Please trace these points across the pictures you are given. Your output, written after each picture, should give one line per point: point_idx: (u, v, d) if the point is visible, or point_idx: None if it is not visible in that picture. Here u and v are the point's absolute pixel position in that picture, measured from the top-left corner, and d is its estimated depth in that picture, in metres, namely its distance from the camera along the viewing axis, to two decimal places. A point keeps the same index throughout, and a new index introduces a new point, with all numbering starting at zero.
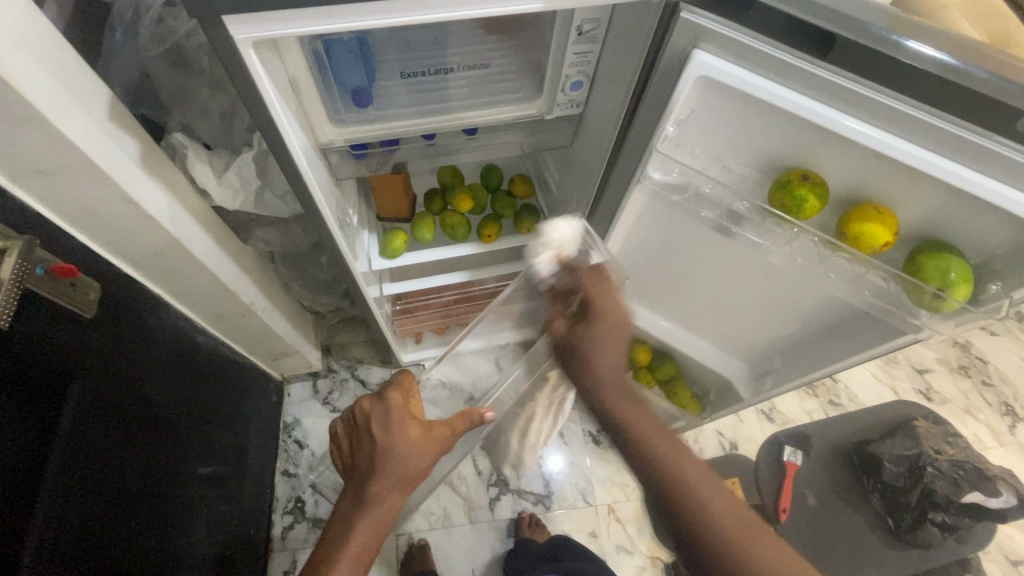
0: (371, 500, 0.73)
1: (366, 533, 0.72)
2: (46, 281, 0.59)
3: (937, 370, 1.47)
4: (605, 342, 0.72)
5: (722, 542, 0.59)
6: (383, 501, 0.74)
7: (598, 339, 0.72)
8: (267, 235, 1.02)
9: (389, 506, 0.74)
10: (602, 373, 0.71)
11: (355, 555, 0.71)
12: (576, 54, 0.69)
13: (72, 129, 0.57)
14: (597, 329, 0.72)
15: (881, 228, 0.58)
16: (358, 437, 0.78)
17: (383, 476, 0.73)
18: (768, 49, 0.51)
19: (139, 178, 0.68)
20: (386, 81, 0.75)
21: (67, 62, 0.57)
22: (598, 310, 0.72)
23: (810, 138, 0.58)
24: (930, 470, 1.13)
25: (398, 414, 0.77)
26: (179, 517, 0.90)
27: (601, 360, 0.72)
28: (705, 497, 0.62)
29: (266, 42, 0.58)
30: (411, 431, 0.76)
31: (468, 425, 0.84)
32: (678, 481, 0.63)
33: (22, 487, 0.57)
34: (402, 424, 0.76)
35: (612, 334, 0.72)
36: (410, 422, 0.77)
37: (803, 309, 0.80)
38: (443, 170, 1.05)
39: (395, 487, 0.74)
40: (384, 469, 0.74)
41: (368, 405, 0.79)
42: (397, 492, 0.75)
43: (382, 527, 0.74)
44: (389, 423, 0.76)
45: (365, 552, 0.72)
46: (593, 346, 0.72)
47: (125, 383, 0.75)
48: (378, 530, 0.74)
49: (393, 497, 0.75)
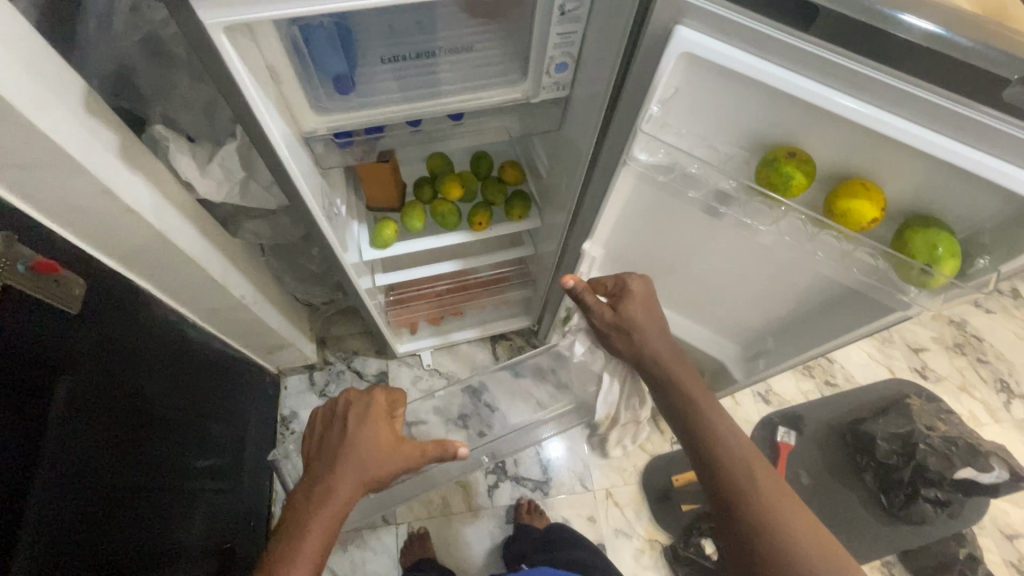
0: (333, 489, 0.73)
1: (324, 525, 0.70)
2: (27, 277, 0.58)
3: (933, 349, 1.47)
4: (648, 327, 0.84)
5: (743, 485, 0.70)
6: (345, 493, 0.73)
7: (639, 320, 0.83)
8: (256, 227, 1.01)
9: (348, 502, 0.74)
10: (650, 344, 0.83)
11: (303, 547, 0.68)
12: (560, 35, 0.67)
13: (45, 121, 0.56)
14: (646, 307, 0.84)
15: (869, 204, 0.58)
16: (331, 427, 0.81)
17: (350, 466, 0.75)
18: (752, 23, 0.50)
19: (119, 171, 0.67)
20: (368, 67, 0.74)
21: (38, 52, 0.56)
22: (636, 288, 0.85)
23: (797, 115, 0.57)
24: (923, 447, 1.15)
25: (375, 413, 0.81)
26: (177, 511, 0.91)
27: (658, 342, 0.83)
28: (739, 456, 0.72)
29: (241, 29, 0.56)
30: (383, 430, 0.80)
31: (444, 455, 0.80)
32: (716, 439, 0.75)
33: (14, 481, 0.57)
34: (376, 423, 0.80)
35: (654, 320, 0.84)
36: (385, 423, 0.81)
37: (795, 289, 0.80)
38: (433, 158, 1.03)
39: (361, 482, 0.75)
40: (354, 461, 0.75)
41: (349, 400, 0.83)
42: (360, 487, 0.75)
43: (338, 525, 0.72)
44: (364, 419, 0.80)
45: (322, 545, 0.69)
46: (643, 333, 0.83)
47: (113, 379, 0.75)
48: (330, 528, 0.71)
49: (354, 492, 0.74)
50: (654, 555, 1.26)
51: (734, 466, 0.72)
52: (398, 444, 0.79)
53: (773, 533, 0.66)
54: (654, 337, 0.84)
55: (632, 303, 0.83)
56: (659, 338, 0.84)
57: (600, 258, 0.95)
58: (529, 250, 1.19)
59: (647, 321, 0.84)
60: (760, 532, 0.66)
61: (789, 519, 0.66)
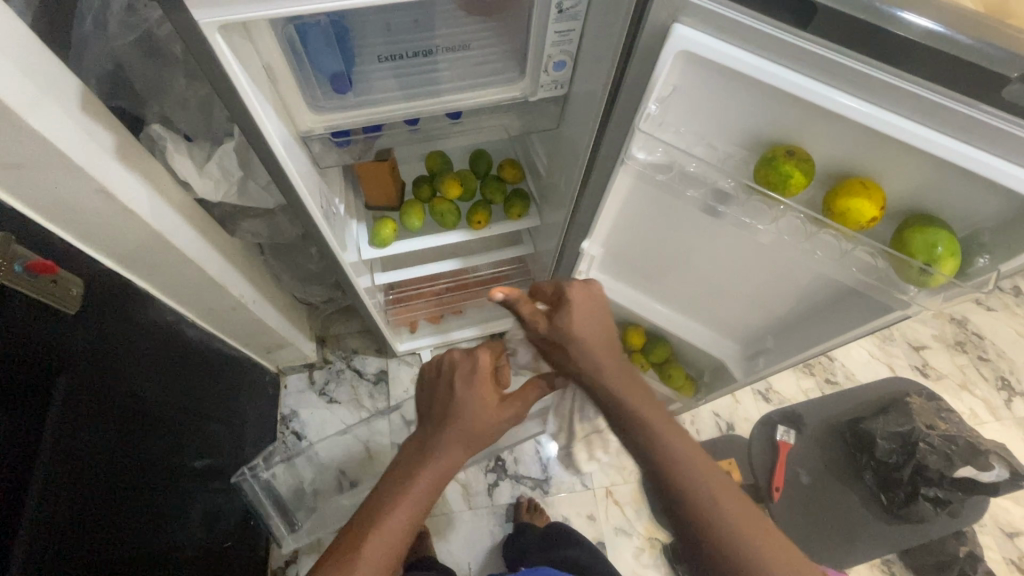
0: (438, 447, 0.72)
1: (429, 479, 0.71)
2: (26, 278, 0.58)
3: (934, 347, 1.47)
4: (594, 344, 0.72)
5: (699, 508, 0.61)
6: (451, 452, 0.72)
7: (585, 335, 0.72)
8: (254, 227, 1.01)
9: (451, 465, 0.73)
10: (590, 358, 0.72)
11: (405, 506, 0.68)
12: (558, 33, 0.67)
13: (41, 122, 0.56)
14: (588, 315, 0.73)
15: (868, 203, 0.57)
16: (437, 384, 0.78)
17: (453, 427, 0.73)
18: (750, 21, 0.49)
19: (116, 171, 0.67)
20: (367, 66, 0.73)
21: (33, 53, 0.56)
22: (575, 295, 0.73)
23: (796, 113, 0.57)
24: (923, 445, 1.12)
25: (481, 373, 0.77)
26: (175, 511, 0.91)
27: (594, 349, 0.72)
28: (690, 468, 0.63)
29: (237, 29, 0.56)
30: (487, 393, 0.76)
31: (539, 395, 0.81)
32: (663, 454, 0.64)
33: (11, 482, 0.57)
34: (481, 385, 0.76)
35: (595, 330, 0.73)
36: (488, 384, 0.77)
37: (795, 288, 0.79)
38: (431, 157, 1.03)
39: (464, 443, 0.74)
40: (461, 423, 0.73)
41: (456, 356, 0.78)
42: (466, 447, 0.74)
43: (440, 480, 0.72)
44: (473, 382, 0.76)
45: (422, 500, 0.69)
46: (580, 348, 0.72)
47: (112, 380, 0.75)
48: (434, 487, 0.71)
49: (460, 452, 0.73)
50: (654, 553, 1.26)
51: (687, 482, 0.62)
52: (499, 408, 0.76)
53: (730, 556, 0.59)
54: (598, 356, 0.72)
55: (570, 312, 0.72)
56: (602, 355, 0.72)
57: (599, 256, 0.95)
58: (528, 249, 1.19)
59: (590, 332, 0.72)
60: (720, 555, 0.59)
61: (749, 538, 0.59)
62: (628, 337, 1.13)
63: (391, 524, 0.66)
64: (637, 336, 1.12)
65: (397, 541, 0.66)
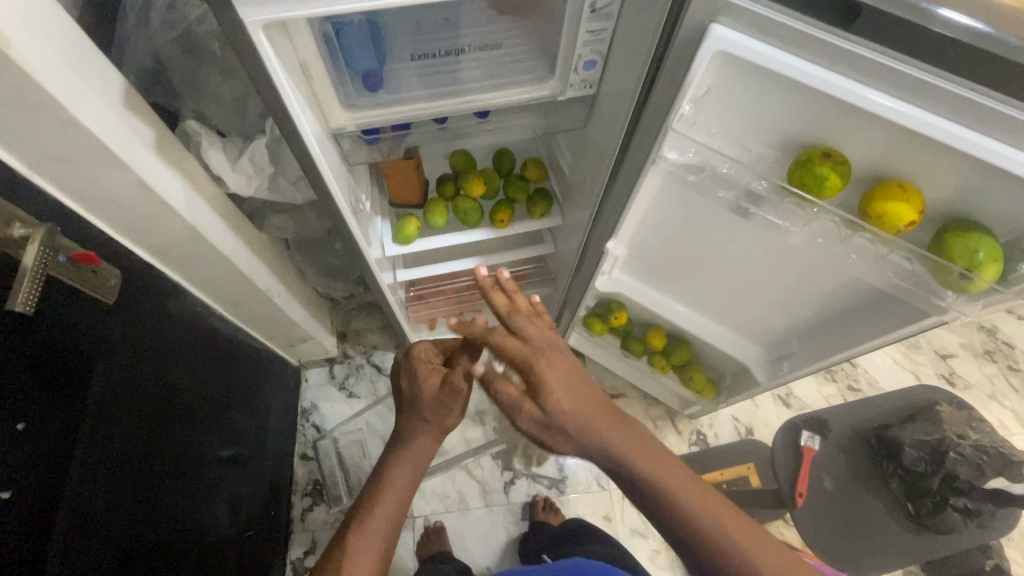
0: (406, 439, 0.77)
1: (404, 472, 0.76)
2: (67, 267, 0.60)
3: (961, 356, 1.44)
4: (577, 410, 0.65)
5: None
6: (417, 441, 0.77)
7: (566, 408, 0.65)
8: (281, 222, 1.02)
9: (417, 453, 0.77)
10: (574, 416, 0.65)
11: (392, 491, 0.74)
12: (589, 32, 0.67)
13: (89, 117, 0.57)
14: (544, 356, 0.68)
15: (907, 206, 0.56)
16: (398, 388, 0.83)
17: (414, 416, 0.78)
18: (791, 21, 0.49)
19: (155, 165, 0.69)
20: (397, 65, 0.74)
21: (82, 49, 0.57)
22: (550, 374, 0.66)
23: (832, 115, 0.56)
24: (953, 454, 1.10)
25: (422, 364, 0.80)
26: (203, 498, 0.93)
27: (583, 417, 0.65)
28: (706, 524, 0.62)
29: (276, 29, 0.57)
30: (431, 378, 0.79)
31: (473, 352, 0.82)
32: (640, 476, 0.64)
33: (51, 464, 0.60)
34: (425, 373, 0.79)
35: (571, 383, 0.66)
36: (433, 369, 0.79)
37: (823, 293, 0.79)
38: (456, 155, 1.04)
39: (429, 429, 0.77)
40: (420, 413, 0.78)
41: (402, 358, 0.83)
42: (432, 434, 0.78)
43: (417, 469, 0.77)
44: (417, 371, 0.79)
45: (402, 489, 0.74)
46: (566, 416, 0.65)
47: (145, 369, 0.77)
48: (412, 473, 0.76)
49: (426, 437, 0.77)
50: (670, 556, 1.25)
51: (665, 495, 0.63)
52: (439, 389, 0.77)
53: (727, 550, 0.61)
54: (589, 416, 0.66)
55: (545, 379, 0.65)
56: (587, 398, 0.67)
57: (622, 257, 0.95)
58: (549, 249, 1.19)
59: (563, 386, 0.66)
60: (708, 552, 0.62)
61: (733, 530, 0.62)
62: (650, 338, 1.14)
63: (376, 521, 0.71)
64: (658, 336, 1.13)
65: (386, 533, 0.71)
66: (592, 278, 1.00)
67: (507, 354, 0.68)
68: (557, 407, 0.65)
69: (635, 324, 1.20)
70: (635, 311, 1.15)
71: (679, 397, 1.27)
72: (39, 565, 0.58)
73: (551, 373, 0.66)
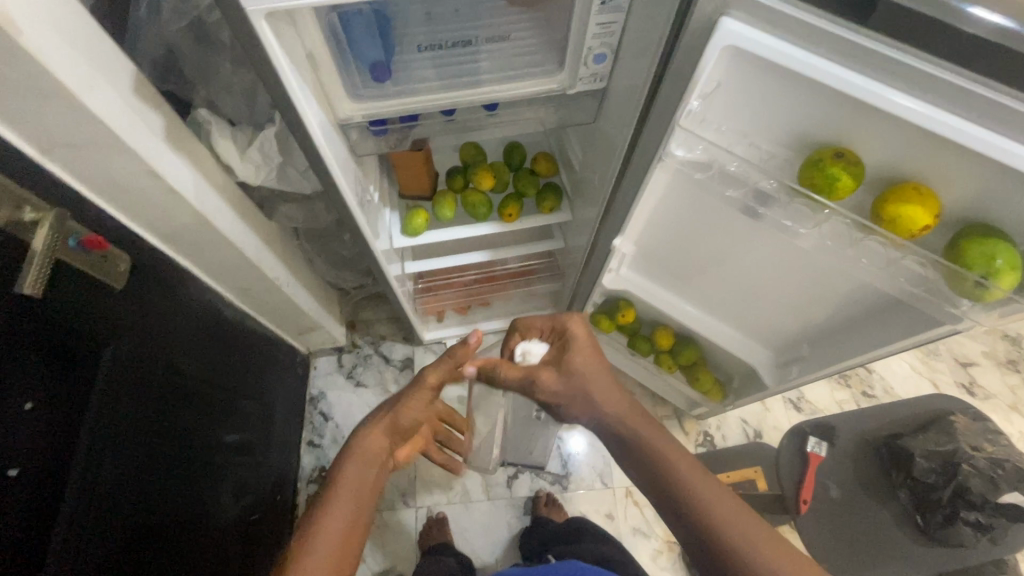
0: (357, 439, 0.78)
1: (357, 468, 0.75)
2: (76, 252, 0.61)
3: (982, 364, 1.40)
4: (588, 367, 0.75)
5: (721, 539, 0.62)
6: (370, 437, 0.78)
7: (584, 365, 0.75)
8: (291, 212, 1.03)
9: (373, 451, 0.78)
10: (588, 378, 0.74)
11: (346, 484, 0.73)
12: (599, 25, 0.66)
13: (99, 105, 0.58)
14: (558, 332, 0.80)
15: (921, 210, 0.54)
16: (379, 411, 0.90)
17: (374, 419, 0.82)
18: (804, 15, 0.47)
19: (164, 153, 0.69)
20: (406, 56, 0.74)
21: (91, 36, 0.58)
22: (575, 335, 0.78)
23: (847, 113, 0.54)
24: (965, 467, 1.08)
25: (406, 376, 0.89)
26: (208, 482, 0.95)
27: (594, 374, 0.75)
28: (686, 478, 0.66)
29: (283, 19, 0.57)
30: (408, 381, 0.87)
31: (442, 359, 0.85)
32: (694, 508, 0.65)
33: (56, 446, 0.61)
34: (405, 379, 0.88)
35: (598, 367, 0.76)
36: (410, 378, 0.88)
37: (835, 297, 0.77)
38: (465, 148, 1.03)
39: (380, 424, 0.80)
40: (379, 418, 0.81)
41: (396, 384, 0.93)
42: (383, 430, 0.80)
43: (372, 466, 0.76)
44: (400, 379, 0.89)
45: (359, 479, 0.74)
46: (581, 375, 0.74)
47: (152, 354, 0.78)
48: (368, 465, 0.76)
49: (378, 433, 0.79)
50: (672, 556, 1.24)
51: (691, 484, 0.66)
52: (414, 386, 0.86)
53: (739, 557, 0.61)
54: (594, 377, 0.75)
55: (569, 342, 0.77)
56: (604, 390, 0.74)
57: (630, 255, 0.94)
58: (558, 244, 1.18)
59: (591, 373, 0.75)
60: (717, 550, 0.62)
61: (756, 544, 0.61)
62: (657, 337, 1.13)
63: (329, 517, 0.69)
64: (666, 336, 1.12)
65: (348, 523, 0.70)
66: (599, 276, 0.99)
67: (535, 325, 0.82)
68: (578, 363, 0.75)
69: (642, 323, 1.19)
70: (642, 310, 1.14)
71: (686, 398, 1.27)
72: (42, 542, 0.59)
73: (573, 363, 0.75)
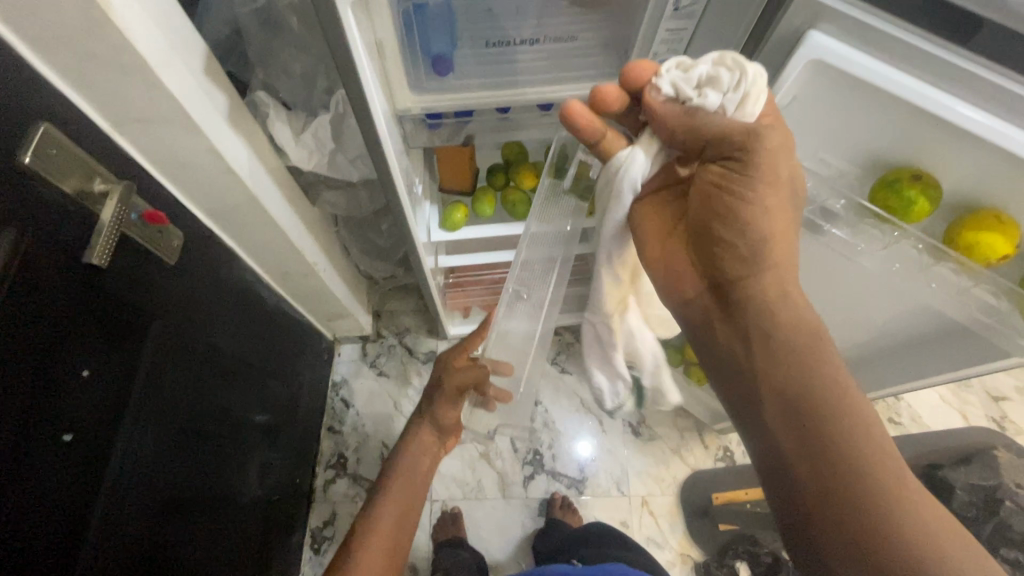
0: (410, 436, 0.97)
1: (412, 458, 0.94)
2: (137, 226, 0.62)
3: (1015, 400, 1.36)
4: (767, 213, 0.52)
5: (845, 463, 0.51)
6: (419, 436, 0.96)
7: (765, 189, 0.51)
8: (334, 198, 1.04)
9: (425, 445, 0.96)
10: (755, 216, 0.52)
11: (403, 477, 0.91)
12: (668, 30, 0.63)
13: (177, 84, 0.59)
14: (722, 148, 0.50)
15: (1002, 238, 0.54)
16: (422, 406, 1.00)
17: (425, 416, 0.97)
18: (897, 31, 0.46)
19: (227, 132, 0.70)
20: (467, 50, 0.74)
21: (173, 14, 0.59)
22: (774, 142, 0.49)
23: (926, 134, 0.54)
24: (1008, 504, 1.05)
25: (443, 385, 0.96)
26: (239, 459, 0.96)
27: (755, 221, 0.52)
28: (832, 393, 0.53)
29: (359, 7, 0.58)
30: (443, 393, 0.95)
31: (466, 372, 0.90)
32: (832, 418, 0.52)
33: (107, 416, 0.62)
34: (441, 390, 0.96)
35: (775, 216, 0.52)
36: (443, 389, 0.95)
37: (885, 321, 0.76)
38: (508, 145, 1.03)
39: (427, 425, 0.97)
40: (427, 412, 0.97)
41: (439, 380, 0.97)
42: (431, 429, 0.97)
43: (424, 457, 0.95)
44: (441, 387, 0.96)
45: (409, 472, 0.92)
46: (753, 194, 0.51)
47: (196, 334, 0.79)
48: (423, 460, 0.95)
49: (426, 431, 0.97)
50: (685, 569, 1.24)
51: (798, 389, 0.54)
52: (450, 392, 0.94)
53: (875, 527, 0.50)
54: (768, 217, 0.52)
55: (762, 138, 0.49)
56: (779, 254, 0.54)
57: None
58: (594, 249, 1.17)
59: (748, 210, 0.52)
60: (809, 441, 0.53)
61: (907, 506, 0.50)
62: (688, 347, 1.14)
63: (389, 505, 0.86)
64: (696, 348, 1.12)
65: (404, 506, 0.88)
66: None
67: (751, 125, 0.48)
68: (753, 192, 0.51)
69: None
70: None
71: (710, 411, 1.27)
72: (87, 510, 0.60)
73: (705, 183, 0.53)
